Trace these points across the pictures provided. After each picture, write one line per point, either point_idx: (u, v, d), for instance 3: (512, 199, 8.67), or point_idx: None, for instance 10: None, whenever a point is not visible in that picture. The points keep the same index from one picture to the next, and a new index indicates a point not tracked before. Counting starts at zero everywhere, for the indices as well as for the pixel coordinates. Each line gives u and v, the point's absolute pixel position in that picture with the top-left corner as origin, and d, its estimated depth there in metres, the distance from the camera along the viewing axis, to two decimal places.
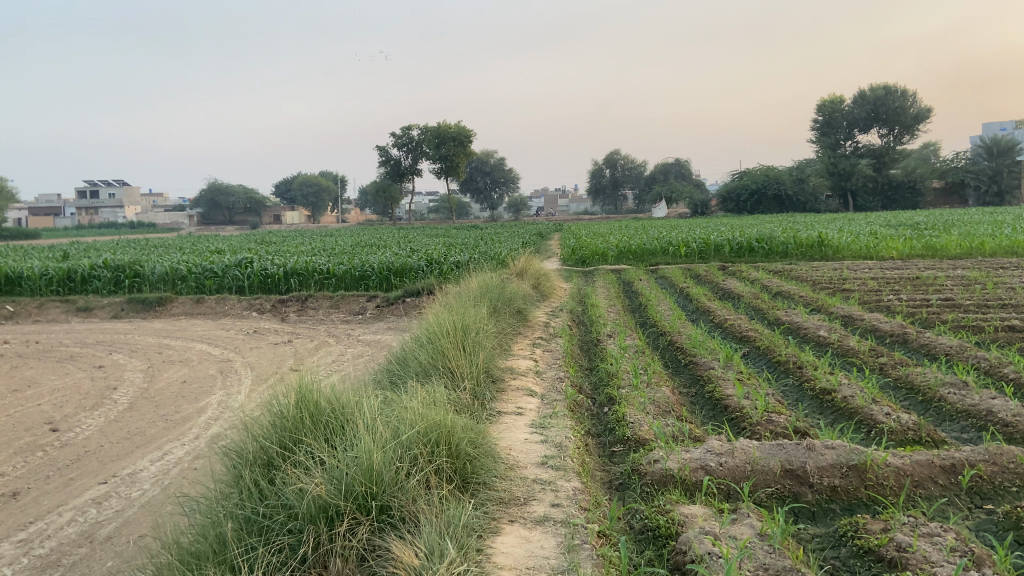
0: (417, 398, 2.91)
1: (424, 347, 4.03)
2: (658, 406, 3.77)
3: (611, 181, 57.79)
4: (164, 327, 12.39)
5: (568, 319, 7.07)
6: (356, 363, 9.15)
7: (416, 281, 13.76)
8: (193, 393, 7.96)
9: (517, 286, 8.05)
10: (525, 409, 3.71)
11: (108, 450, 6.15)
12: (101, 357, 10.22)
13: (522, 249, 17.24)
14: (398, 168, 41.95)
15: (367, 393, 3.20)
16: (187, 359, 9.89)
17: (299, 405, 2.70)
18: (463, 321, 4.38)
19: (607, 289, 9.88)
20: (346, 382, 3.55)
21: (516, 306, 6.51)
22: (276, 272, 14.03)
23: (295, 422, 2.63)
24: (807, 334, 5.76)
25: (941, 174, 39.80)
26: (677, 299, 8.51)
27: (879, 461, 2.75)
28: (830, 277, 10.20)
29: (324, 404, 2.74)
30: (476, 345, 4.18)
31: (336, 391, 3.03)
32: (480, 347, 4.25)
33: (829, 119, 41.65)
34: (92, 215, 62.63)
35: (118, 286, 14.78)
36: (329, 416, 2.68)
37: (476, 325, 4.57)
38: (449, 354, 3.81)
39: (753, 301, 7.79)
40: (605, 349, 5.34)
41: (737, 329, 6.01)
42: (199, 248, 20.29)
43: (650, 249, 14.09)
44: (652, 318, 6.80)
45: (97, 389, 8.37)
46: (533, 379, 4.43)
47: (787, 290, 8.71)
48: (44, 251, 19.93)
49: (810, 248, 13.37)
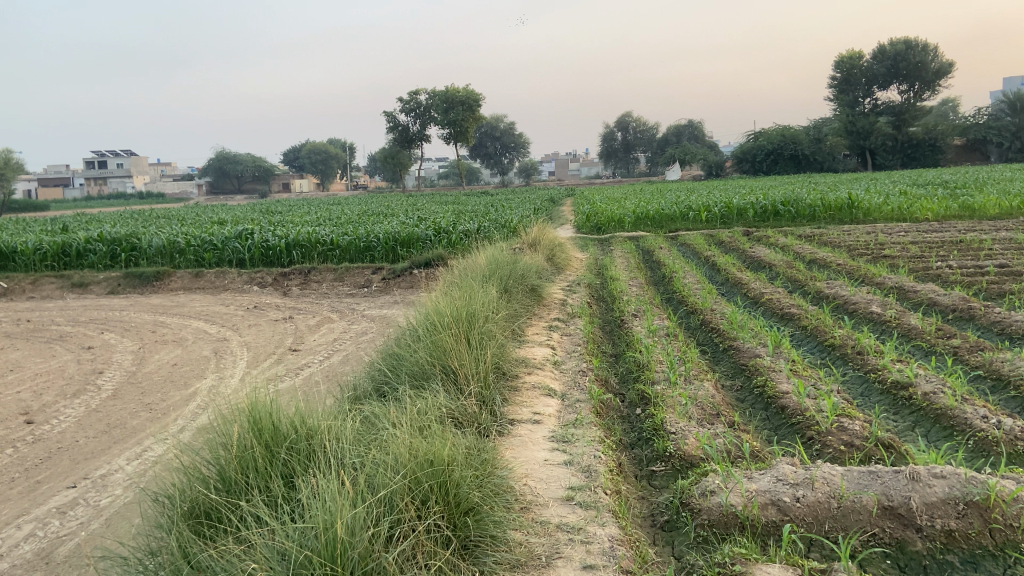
0: (405, 424, 2.31)
1: (421, 344, 3.41)
2: (702, 410, 3.13)
3: (623, 143, 56.67)
4: (161, 303, 11.83)
5: (587, 295, 6.43)
6: (359, 343, 8.55)
7: (423, 251, 13.13)
8: (184, 378, 7.39)
9: (530, 258, 7.39)
10: (542, 415, 3.08)
11: (82, 446, 5.57)
12: (92, 337, 9.67)
13: (534, 216, 16.54)
14: (406, 135, 41.32)
15: (346, 412, 2.60)
16: (182, 338, 9.33)
17: (253, 438, 2.11)
18: (468, 309, 3.76)
19: (626, 259, 9.19)
20: (326, 400, 2.94)
21: (530, 284, 5.85)
22: (277, 243, 13.38)
23: (243, 461, 2.04)
24: (858, 311, 5.08)
25: (963, 131, 38.51)
26: (703, 270, 7.84)
27: (1006, 497, 2.10)
28: (865, 241, 9.47)
29: (284, 438, 2.15)
30: (483, 338, 3.56)
31: (306, 412, 2.44)
32: (488, 340, 3.63)
33: (847, 76, 40.30)
34: (100, 185, 62.10)
35: (114, 260, 14.18)
36: (290, 456, 2.08)
37: (483, 312, 3.95)
38: (450, 353, 3.19)
39: (789, 271, 7.09)
40: (631, 333, 4.69)
41: (778, 305, 5.34)
42: (201, 220, 19.67)
43: (669, 215, 13.39)
44: (680, 293, 6.13)
45: (82, 373, 7.81)
46: (552, 374, 3.80)
47: (823, 258, 8.00)
48: (44, 224, 19.35)
49: (839, 211, 12.59)
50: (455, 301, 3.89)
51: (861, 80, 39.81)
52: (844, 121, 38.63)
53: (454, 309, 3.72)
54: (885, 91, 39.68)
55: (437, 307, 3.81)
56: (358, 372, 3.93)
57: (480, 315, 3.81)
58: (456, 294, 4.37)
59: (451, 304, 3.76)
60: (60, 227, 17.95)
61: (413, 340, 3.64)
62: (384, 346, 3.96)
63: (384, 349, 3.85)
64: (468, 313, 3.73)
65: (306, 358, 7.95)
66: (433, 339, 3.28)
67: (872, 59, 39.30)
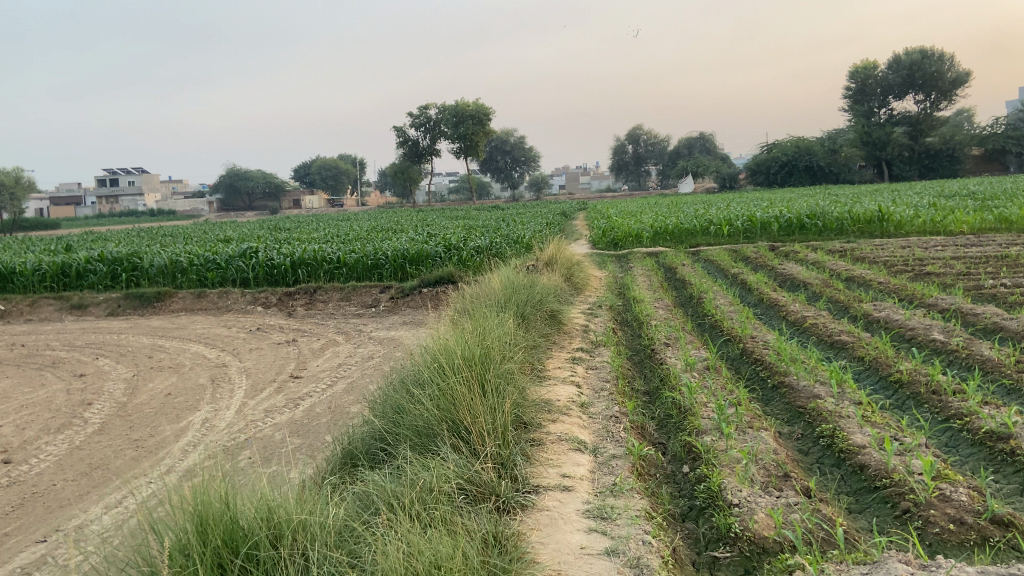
0: (399, 525, 1.83)
1: (425, 392, 2.91)
2: (766, 471, 2.61)
3: (634, 157, 56.23)
4: (161, 325, 11.38)
5: (610, 320, 5.91)
6: (365, 369, 8.03)
7: (433, 269, 12.65)
8: (176, 410, 6.90)
9: (547, 278, 6.86)
10: (573, 479, 2.55)
11: (59, 491, 5.08)
12: (86, 363, 9.21)
13: (548, 232, 16.03)
14: (416, 149, 41.00)
15: (330, 496, 2.13)
16: (179, 364, 8.85)
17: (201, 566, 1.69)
18: (482, 348, 3.26)
19: (647, 277, 8.64)
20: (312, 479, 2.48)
21: (548, 309, 5.32)
22: (282, 262, 12.92)
23: None
24: (918, 339, 4.53)
25: (982, 141, 37.72)
26: (734, 289, 7.31)
27: None
28: (903, 257, 8.89)
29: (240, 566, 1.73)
30: (499, 382, 3.05)
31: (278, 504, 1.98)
32: (505, 385, 3.13)
33: (862, 86, 39.70)
34: (112, 203, 62.17)
35: (115, 280, 13.76)
36: None
37: (498, 349, 3.44)
38: (459, 406, 2.68)
39: (829, 290, 6.54)
40: (665, 365, 4.15)
41: (826, 333, 4.80)
42: (207, 237, 19.26)
43: (689, 229, 12.87)
44: (713, 316, 5.59)
45: (70, 404, 7.33)
46: (581, 421, 3.27)
47: (862, 275, 7.43)
48: (48, 244, 18.96)
49: (868, 224, 12.01)
50: (465, 338, 3.38)
51: (876, 91, 39.23)
52: (859, 131, 38.00)
53: (464, 349, 3.23)
54: (901, 101, 39.03)
55: (444, 345, 3.31)
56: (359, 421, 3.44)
57: (494, 355, 3.31)
58: (468, 327, 3.88)
59: (461, 343, 3.26)
60: (63, 246, 17.58)
61: (418, 385, 3.15)
62: (384, 392, 3.47)
63: (384, 395, 3.36)
64: (482, 353, 3.23)
65: (308, 386, 7.44)
66: (440, 389, 2.79)
67: (888, 69, 38.69)
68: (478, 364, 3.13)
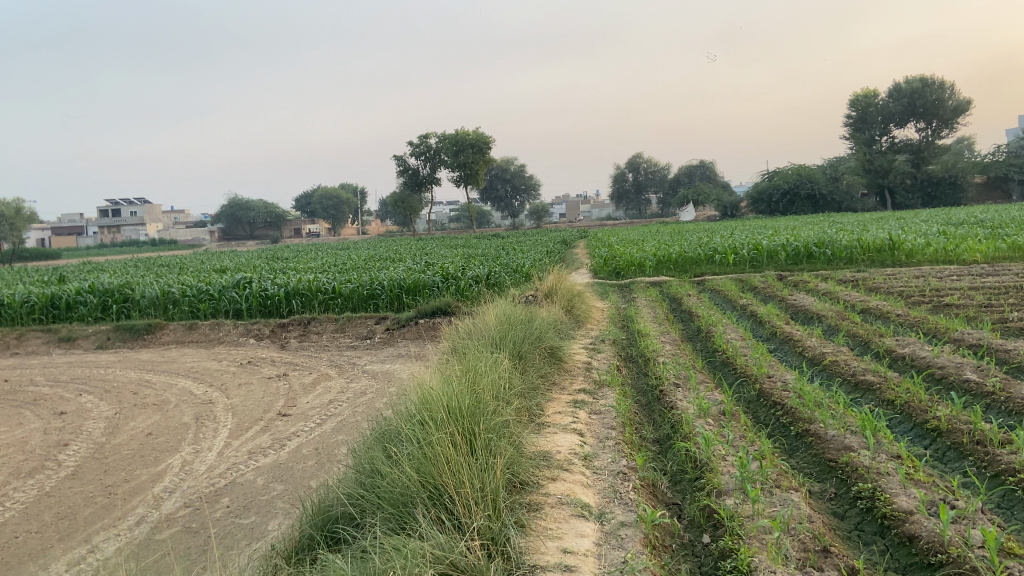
0: None
1: (404, 454, 2.57)
2: (803, 546, 2.25)
3: (635, 185, 56.16)
4: (149, 359, 11.01)
5: (615, 356, 5.56)
6: (357, 406, 7.65)
7: (431, 300, 12.31)
8: (155, 452, 6.50)
9: (547, 311, 6.53)
10: (576, 555, 2.18)
11: (20, 545, 4.68)
12: (67, 400, 8.83)
13: (548, 261, 15.72)
14: (416, 178, 40.86)
15: None
16: (164, 401, 8.47)
17: None
18: (467, 399, 2.92)
19: (652, 308, 8.30)
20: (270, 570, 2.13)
21: (547, 346, 4.96)
22: (276, 292, 12.60)
23: None
24: (949, 379, 4.18)
25: (984, 169, 37.54)
26: (744, 321, 6.96)
27: None
28: (918, 287, 8.55)
29: None
30: (488, 441, 2.69)
31: None
32: (493, 440, 2.79)
33: (863, 115, 39.69)
34: (112, 232, 62.01)
35: (106, 312, 13.41)
36: None
37: (488, 401, 3.08)
38: (440, 472, 2.33)
39: (846, 323, 6.19)
40: (676, 410, 3.78)
41: (850, 374, 4.45)
42: (202, 267, 18.93)
43: (693, 258, 12.56)
44: (724, 353, 5.24)
45: (45, 446, 6.94)
46: (585, 477, 2.91)
47: (878, 307, 7.08)
48: (41, 275, 18.63)
49: (879, 253, 11.69)
50: (449, 387, 3.04)
51: (877, 119, 39.22)
52: (861, 160, 37.90)
53: (447, 401, 2.89)
54: (902, 129, 38.97)
55: (425, 396, 2.98)
56: (336, 484, 3.09)
57: (482, 406, 2.98)
58: (454, 371, 3.54)
59: (445, 393, 2.93)
60: (56, 277, 17.25)
61: (396, 443, 2.82)
62: (361, 449, 3.13)
63: (361, 453, 3.01)
64: (469, 404, 2.89)
65: (296, 425, 7.05)
66: (418, 453, 2.44)
67: (888, 98, 38.68)
68: (462, 418, 2.80)
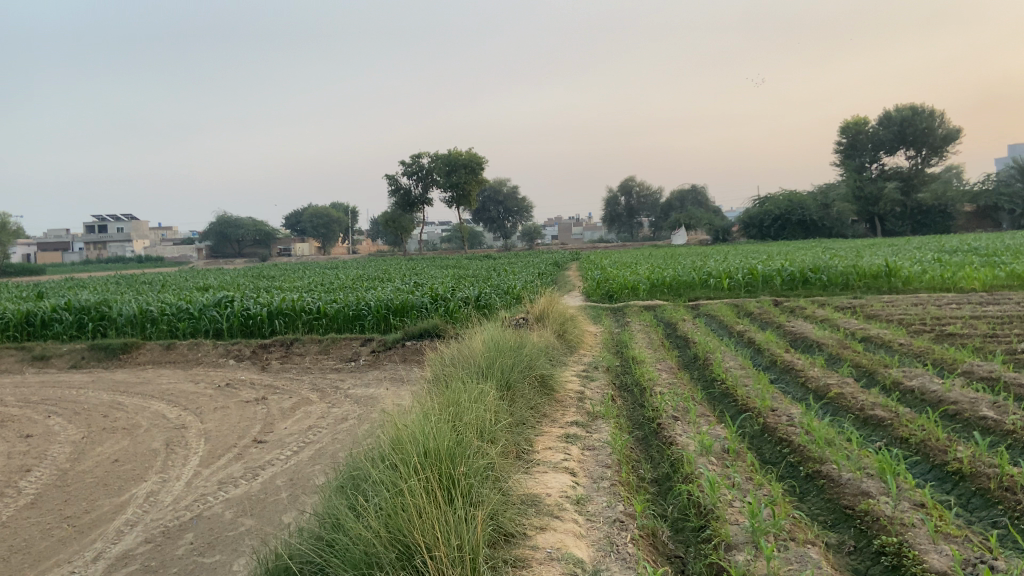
0: None
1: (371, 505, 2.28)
2: None
3: (626, 209, 56.20)
4: (125, 379, 10.62)
5: (608, 384, 5.27)
6: (337, 432, 7.31)
7: (418, 321, 12.00)
8: (120, 481, 6.13)
9: (538, 335, 6.25)
10: None
11: None
12: (35, 422, 8.45)
13: (539, 282, 15.46)
14: (408, 198, 40.66)
15: None
16: (135, 425, 8.09)
17: None
18: (444, 440, 2.64)
19: (647, 334, 8.03)
20: None
21: (537, 374, 4.66)
22: (259, 312, 12.26)
23: None
24: (965, 416, 3.90)
25: (973, 197, 37.66)
26: (742, 348, 6.70)
27: None
28: (918, 315, 8.33)
29: None
30: (467, 493, 2.41)
31: None
32: (472, 487, 2.50)
33: (854, 142, 40.05)
34: (100, 248, 61.44)
35: (82, 330, 13.03)
36: None
37: (468, 442, 2.80)
38: (412, 531, 2.05)
39: (849, 352, 5.94)
40: (676, 447, 3.48)
41: (859, 409, 4.17)
42: (185, 285, 18.54)
43: (687, 282, 12.34)
44: (724, 383, 4.96)
45: (5, 471, 6.56)
46: (577, 526, 2.60)
47: (880, 335, 6.85)
48: (20, 291, 18.19)
49: (875, 279, 11.49)
50: (425, 424, 2.75)
51: (867, 146, 39.55)
52: (851, 187, 38.03)
53: (423, 443, 2.60)
54: (892, 156, 39.21)
55: (397, 435, 2.69)
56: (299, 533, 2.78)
57: (462, 448, 2.69)
58: (434, 404, 3.24)
59: (420, 434, 2.64)
60: (35, 293, 16.84)
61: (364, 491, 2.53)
62: (329, 495, 2.83)
63: (328, 499, 2.71)
64: (447, 446, 2.60)
65: (271, 452, 6.70)
66: (384, 506, 2.15)
67: (878, 126, 38.96)
68: (437, 463, 2.52)
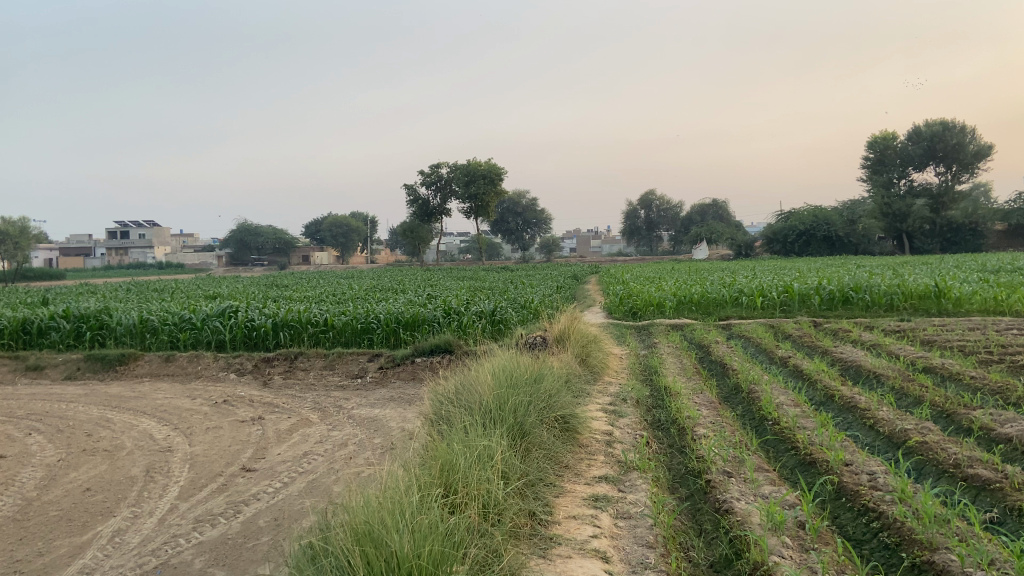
0: None
1: None
2: None
3: (646, 223, 55.42)
4: (117, 393, 9.97)
5: (640, 422, 4.52)
6: (334, 462, 6.59)
7: (430, 336, 11.30)
8: (85, 516, 5.44)
9: (560, 362, 5.52)
10: None
11: None
12: (13, 441, 7.79)
13: (559, 297, 14.74)
14: (426, 208, 40.14)
15: None
16: (117, 446, 7.41)
17: None
18: (421, 550, 2.02)
19: (678, 357, 7.26)
20: None
21: (557, 415, 3.90)
22: (263, 323, 11.60)
23: None
24: None
25: (1006, 216, 36.36)
26: (789, 379, 5.92)
27: None
28: (980, 341, 7.51)
29: None
30: None
31: None
32: None
33: (882, 157, 39.04)
34: (120, 255, 61.43)
35: (80, 339, 12.42)
36: None
37: (459, 552, 2.15)
38: None
39: (917, 388, 5.14)
40: (737, 520, 2.73)
41: (956, 467, 3.38)
42: (193, 294, 17.94)
43: (716, 299, 11.56)
44: (780, 425, 4.19)
45: None
46: None
47: (945, 366, 6.04)
48: (24, 296, 17.72)
49: (922, 300, 10.65)
50: (398, 522, 2.12)
51: (895, 161, 38.53)
52: (879, 203, 36.93)
53: (391, 555, 2.00)
54: (921, 172, 38.13)
55: (360, 537, 2.07)
56: None
57: (446, 554, 2.08)
58: (420, 476, 2.54)
59: (388, 541, 2.03)
60: (38, 300, 16.28)
61: None
62: None
63: None
64: (422, 564, 2.00)
65: (259, 484, 5.99)
66: None
67: (907, 141, 37.98)
68: None
